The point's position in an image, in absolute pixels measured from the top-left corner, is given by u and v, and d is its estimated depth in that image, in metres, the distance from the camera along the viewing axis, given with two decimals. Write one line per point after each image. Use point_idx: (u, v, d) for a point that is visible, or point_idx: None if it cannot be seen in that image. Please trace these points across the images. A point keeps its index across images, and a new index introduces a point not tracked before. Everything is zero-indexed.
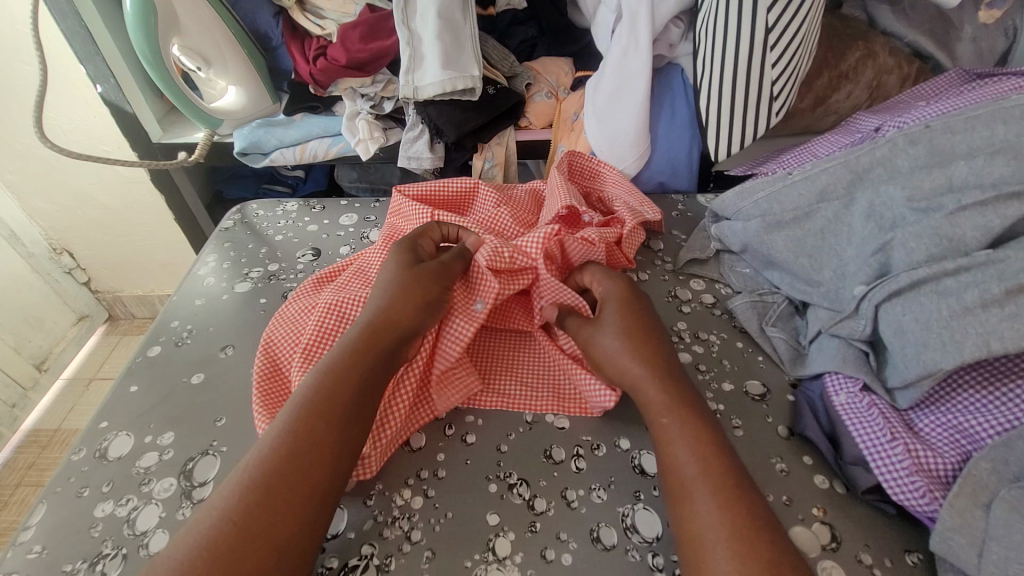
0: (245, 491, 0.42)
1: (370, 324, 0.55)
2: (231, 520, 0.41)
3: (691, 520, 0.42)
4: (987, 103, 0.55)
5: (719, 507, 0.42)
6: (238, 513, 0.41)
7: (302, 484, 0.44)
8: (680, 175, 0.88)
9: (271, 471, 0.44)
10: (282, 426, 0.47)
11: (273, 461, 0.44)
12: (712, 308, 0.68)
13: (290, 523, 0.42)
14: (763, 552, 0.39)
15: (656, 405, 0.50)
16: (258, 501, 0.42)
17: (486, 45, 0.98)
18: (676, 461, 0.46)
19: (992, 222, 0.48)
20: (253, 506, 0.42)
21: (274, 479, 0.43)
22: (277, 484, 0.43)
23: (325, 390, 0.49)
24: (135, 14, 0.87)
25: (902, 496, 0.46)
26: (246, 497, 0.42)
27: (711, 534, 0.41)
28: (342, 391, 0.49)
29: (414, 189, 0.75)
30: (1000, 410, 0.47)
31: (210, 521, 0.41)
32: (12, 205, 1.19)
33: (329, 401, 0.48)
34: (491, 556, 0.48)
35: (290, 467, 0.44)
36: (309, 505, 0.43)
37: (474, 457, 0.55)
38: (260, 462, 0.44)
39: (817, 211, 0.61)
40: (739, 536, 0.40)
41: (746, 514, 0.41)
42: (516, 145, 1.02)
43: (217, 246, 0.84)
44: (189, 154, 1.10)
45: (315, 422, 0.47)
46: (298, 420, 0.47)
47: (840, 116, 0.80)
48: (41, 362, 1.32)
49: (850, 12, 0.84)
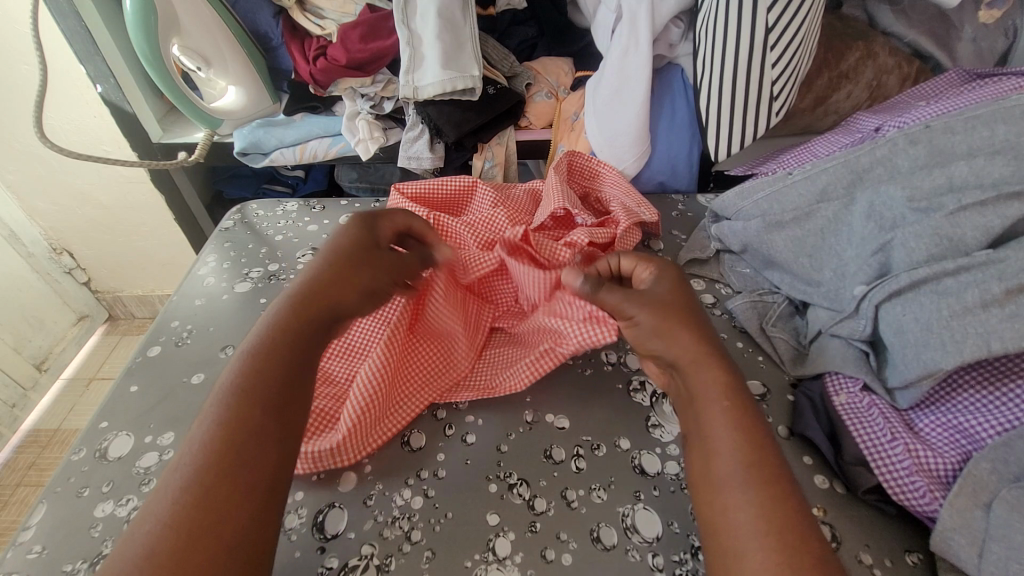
0: (184, 487, 0.40)
1: (302, 301, 0.52)
2: (168, 520, 0.38)
3: (728, 513, 0.41)
4: (987, 102, 0.55)
5: (758, 504, 0.40)
6: (175, 511, 0.39)
7: (243, 473, 0.41)
8: (680, 175, 0.88)
9: (210, 463, 0.41)
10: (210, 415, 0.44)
11: (207, 451, 0.42)
12: (712, 308, 0.68)
13: (237, 518, 0.39)
14: (808, 554, 0.38)
15: (707, 386, 0.47)
16: (193, 495, 0.39)
17: (486, 45, 0.98)
18: (717, 452, 0.44)
19: (992, 222, 0.48)
20: (193, 504, 0.39)
21: (211, 471, 0.41)
22: (214, 475, 0.40)
23: (263, 371, 0.46)
24: (136, 14, 0.87)
25: (903, 496, 0.47)
26: (186, 493, 0.40)
27: (749, 528, 0.40)
28: (275, 371, 0.47)
29: (412, 189, 0.75)
30: (1000, 410, 0.47)
31: (148, 524, 0.39)
32: (12, 205, 1.19)
33: (260, 382, 0.46)
34: (491, 556, 0.48)
35: (226, 454, 0.41)
36: (258, 497, 0.41)
37: (474, 457, 0.55)
38: (192, 457, 0.41)
39: (817, 211, 0.61)
40: (779, 534, 0.39)
41: (793, 518, 0.40)
42: (516, 145, 1.02)
43: (217, 246, 0.84)
44: (189, 154, 1.10)
45: (243, 403, 0.44)
46: (224, 403, 0.44)
47: (840, 116, 0.80)
48: (41, 361, 1.32)
49: (850, 12, 0.84)
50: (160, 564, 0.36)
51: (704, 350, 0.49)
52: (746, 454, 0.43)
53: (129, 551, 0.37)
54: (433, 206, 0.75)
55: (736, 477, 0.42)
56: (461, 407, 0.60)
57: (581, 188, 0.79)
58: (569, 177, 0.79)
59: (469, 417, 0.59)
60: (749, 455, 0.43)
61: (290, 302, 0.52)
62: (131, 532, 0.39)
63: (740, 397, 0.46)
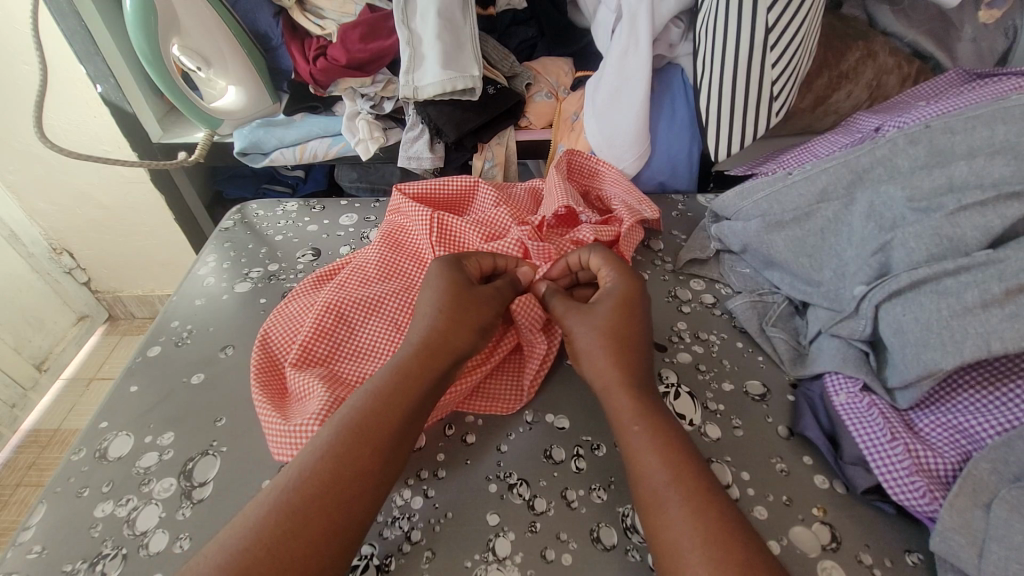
0: (284, 511, 0.42)
1: (426, 344, 0.53)
2: (263, 540, 0.41)
3: (663, 529, 0.42)
4: (988, 102, 0.55)
5: (688, 514, 0.41)
6: (271, 533, 0.41)
7: (341, 515, 0.43)
8: (680, 175, 0.87)
9: (307, 494, 0.43)
10: (324, 447, 0.46)
11: (314, 485, 0.43)
12: (712, 308, 0.68)
13: (326, 558, 0.41)
14: (735, 555, 0.39)
15: (626, 413, 0.49)
16: (290, 524, 0.41)
17: (486, 45, 0.97)
18: (643, 470, 0.45)
19: (993, 221, 0.48)
20: (287, 533, 0.41)
21: (312, 504, 0.42)
22: (317, 509, 0.42)
23: (378, 411, 0.48)
24: (136, 14, 0.87)
25: (902, 496, 0.46)
26: (282, 518, 0.42)
27: (686, 541, 0.40)
28: (389, 418, 0.48)
29: (414, 188, 0.74)
30: (1000, 410, 0.47)
31: (241, 536, 0.41)
32: (12, 205, 1.19)
33: (375, 426, 0.47)
34: (491, 556, 0.48)
35: (331, 491, 0.43)
36: (348, 539, 0.43)
37: (474, 457, 0.55)
38: (299, 484, 0.43)
39: (817, 212, 0.61)
40: (710, 542, 0.40)
41: (717, 519, 0.41)
42: (516, 145, 1.03)
43: (217, 246, 0.83)
44: (189, 154, 1.10)
45: (360, 445, 0.46)
46: (343, 437, 0.46)
47: (840, 116, 0.80)
48: (41, 361, 1.32)
49: (850, 12, 0.84)
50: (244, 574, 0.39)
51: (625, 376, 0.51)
52: (670, 467, 0.45)
53: (222, 561, 0.40)
54: (436, 206, 0.75)
55: (665, 493, 0.43)
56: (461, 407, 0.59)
57: (581, 187, 0.80)
58: (569, 175, 0.79)
59: (470, 417, 0.59)
60: (671, 470, 0.44)
61: (415, 346, 0.53)
62: (217, 541, 0.42)
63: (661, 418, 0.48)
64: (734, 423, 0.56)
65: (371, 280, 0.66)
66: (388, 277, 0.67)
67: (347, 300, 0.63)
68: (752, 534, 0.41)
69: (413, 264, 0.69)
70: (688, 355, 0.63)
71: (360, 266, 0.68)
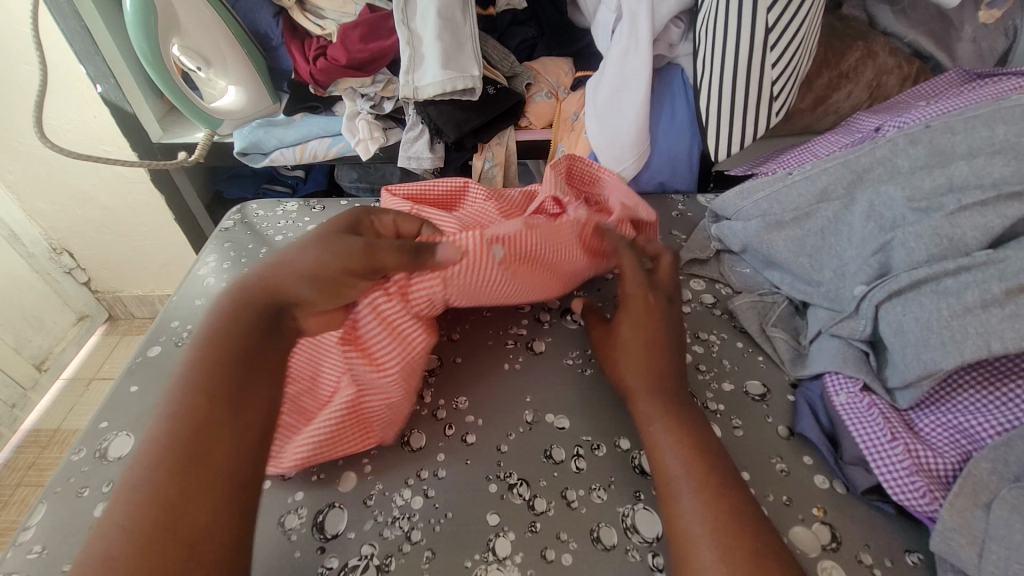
0: (160, 478, 0.40)
1: (233, 303, 0.50)
2: (150, 505, 0.38)
3: (676, 519, 0.43)
4: (988, 102, 0.55)
5: (702, 504, 0.42)
6: (153, 506, 0.38)
7: (209, 467, 0.41)
8: (680, 175, 0.87)
9: (164, 458, 0.40)
10: (176, 409, 0.43)
11: (176, 446, 0.41)
12: (712, 308, 0.68)
13: (213, 512, 0.40)
14: (744, 544, 0.40)
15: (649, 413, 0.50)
16: (174, 489, 0.39)
17: (486, 45, 0.98)
18: (663, 463, 0.46)
19: (992, 222, 0.48)
20: (164, 500, 0.39)
21: (171, 469, 0.40)
22: (186, 469, 0.40)
23: (214, 373, 0.45)
24: (136, 14, 0.87)
25: (902, 496, 0.46)
26: (162, 484, 0.39)
27: (697, 530, 0.41)
28: (219, 379, 0.45)
29: (404, 188, 0.74)
30: (1000, 410, 0.47)
31: (124, 515, 0.38)
32: (11, 205, 1.18)
33: (224, 390, 0.45)
34: (491, 556, 0.48)
35: (199, 448, 0.41)
36: (227, 488, 0.41)
37: (474, 457, 0.55)
38: (164, 453, 0.41)
39: (817, 211, 0.61)
40: (724, 530, 0.41)
41: (728, 509, 0.42)
42: (516, 145, 1.03)
43: (217, 245, 0.83)
44: (189, 154, 1.11)
45: (210, 399, 0.44)
46: (194, 403, 0.44)
47: (840, 116, 0.80)
48: (41, 361, 1.32)
49: (850, 12, 0.84)
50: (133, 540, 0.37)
51: (648, 380, 0.52)
52: (689, 463, 0.45)
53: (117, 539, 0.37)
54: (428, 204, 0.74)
55: (681, 482, 0.44)
56: (462, 407, 0.59)
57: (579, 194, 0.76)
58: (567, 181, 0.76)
59: (469, 417, 0.58)
60: (689, 462, 0.45)
61: (220, 310, 0.50)
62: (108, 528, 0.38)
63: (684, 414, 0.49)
64: (734, 423, 0.56)
65: None
66: None
67: None
68: (764, 528, 0.42)
69: None
70: (688, 355, 0.63)
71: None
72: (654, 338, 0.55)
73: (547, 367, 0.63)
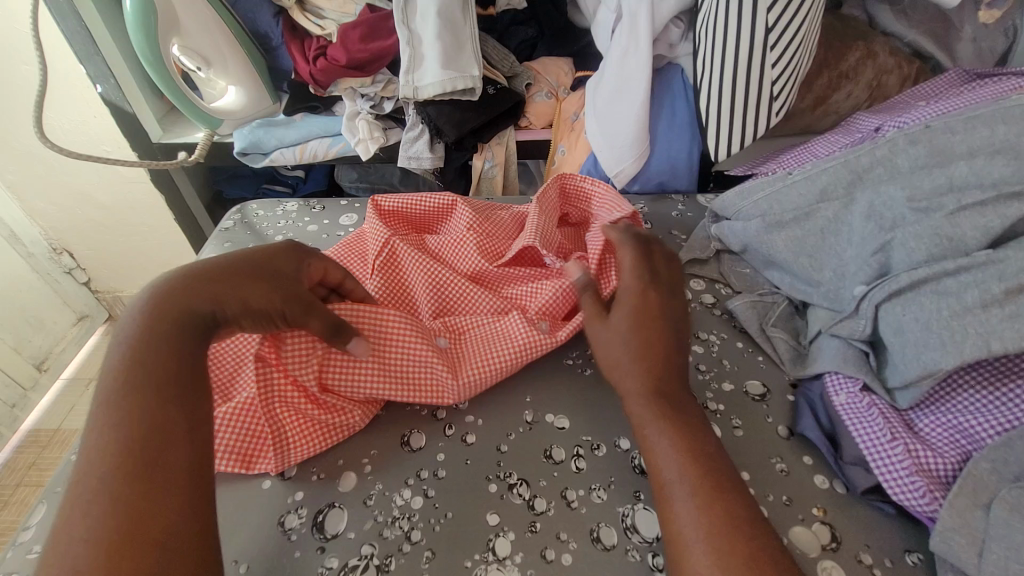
0: (99, 491, 0.37)
1: (160, 310, 0.46)
2: (98, 525, 0.35)
3: (672, 519, 0.43)
4: (988, 102, 0.55)
5: (698, 506, 0.42)
6: (105, 518, 0.36)
7: (152, 465, 0.38)
8: (680, 175, 0.87)
9: (117, 463, 0.38)
10: (104, 415, 0.40)
11: (110, 456, 0.38)
12: (712, 308, 0.68)
13: (172, 502, 0.38)
14: (739, 548, 0.39)
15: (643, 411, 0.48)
16: (115, 500, 0.36)
17: (487, 45, 0.98)
18: (657, 462, 0.45)
19: (992, 222, 0.48)
20: (129, 499, 0.37)
21: (123, 474, 0.38)
22: (125, 475, 0.38)
23: (143, 377, 0.42)
24: (135, 14, 0.87)
25: (902, 496, 0.46)
26: (102, 501, 0.36)
27: (690, 533, 0.41)
28: (148, 376, 0.42)
29: (390, 202, 0.72)
30: (1000, 410, 0.47)
31: (75, 540, 0.35)
32: (12, 205, 1.18)
33: (150, 386, 0.42)
34: (491, 556, 0.48)
35: (134, 449, 0.39)
36: (175, 481, 0.39)
37: (474, 457, 0.55)
38: (97, 468, 0.38)
39: (817, 211, 0.61)
40: (720, 532, 0.40)
41: (723, 515, 0.41)
42: (516, 145, 1.03)
43: (217, 245, 0.83)
44: (189, 154, 1.11)
45: (133, 394, 0.41)
46: (121, 409, 0.40)
47: (840, 116, 0.80)
48: (41, 361, 1.32)
49: (850, 12, 0.84)
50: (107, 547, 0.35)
51: (645, 376, 0.49)
52: (684, 460, 0.44)
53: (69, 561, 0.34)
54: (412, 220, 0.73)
55: (675, 484, 0.43)
56: (462, 407, 0.59)
57: (576, 216, 0.74)
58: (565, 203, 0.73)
59: (469, 417, 0.58)
60: (683, 460, 0.44)
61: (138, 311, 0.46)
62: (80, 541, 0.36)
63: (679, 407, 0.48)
64: (734, 423, 0.56)
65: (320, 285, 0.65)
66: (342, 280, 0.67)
67: None
68: (764, 534, 0.41)
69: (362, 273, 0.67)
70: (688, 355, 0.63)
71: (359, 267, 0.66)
72: (646, 335, 0.51)
73: (547, 367, 0.63)
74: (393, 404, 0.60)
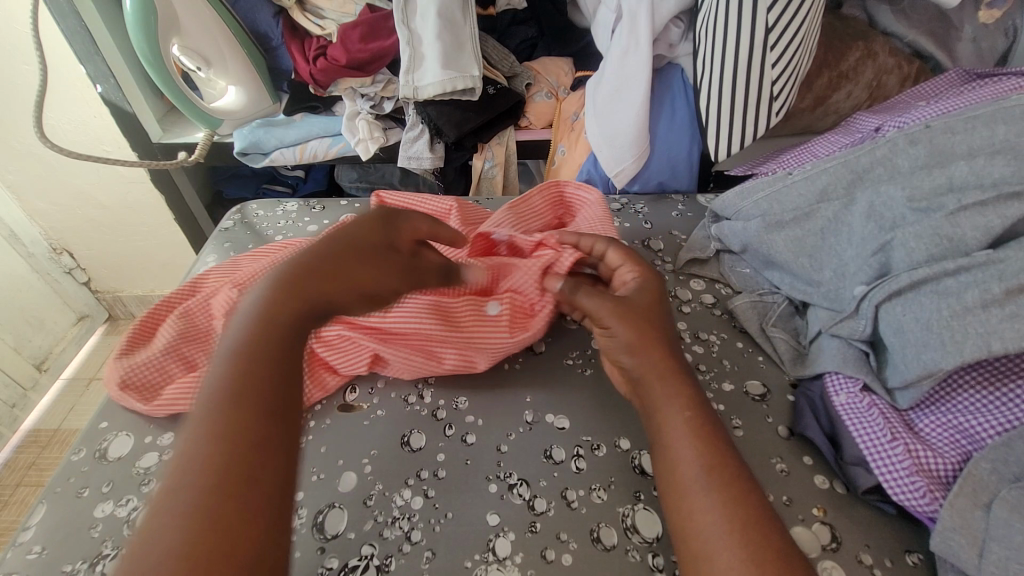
0: (197, 488, 0.37)
1: (276, 286, 0.49)
2: (194, 525, 0.35)
3: (689, 516, 0.42)
4: (988, 102, 0.55)
5: (722, 503, 0.41)
6: (202, 517, 0.35)
7: (253, 469, 0.39)
8: (680, 175, 0.87)
9: (222, 448, 0.39)
10: (213, 407, 0.41)
11: (220, 451, 0.39)
12: (712, 308, 0.68)
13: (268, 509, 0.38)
14: (770, 543, 0.39)
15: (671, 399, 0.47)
16: (217, 497, 0.36)
17: (486, 45, 0.98)
18: (676, 456, 0.44)
19: (992, 222, 0.48)
20: (221, 495, 0.37)
21: (221, 463, 0.38)
22: (236, 475, 0.38)
23: (247, 363, 0.44)
24: (136, 14, 0.87)
25: (902, 496, 0.46)
26: (199, 498, 0.36)
27: (716, 528, 0.40)
28: (269, 366, 0.44)
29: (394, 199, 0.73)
30: (1000, 411, 0.47)
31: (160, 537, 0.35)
32: (11, 205, 1.18)
33: (254, 370, 0.43)
34: (491, 556, 0.48)
35: (240, 447, 0.39)
36: (273, 490, 0.39)
37: (474, 457, 0.55)
38: (202, 463, 0.38)
39: (817, 211, 0.61)
40: (744, 529, 0.40)
41: (751, 509, 0.41)
42: (516, 145, 1.03)
43: (217, 245, 0.83)
44: (189, 153, 1.11)
45: (246, 393, 0.42)
46: (227, 398, 0.41)
47: (840, 116, 0.80)
48: (41, 362, 1.32)
49: (850, 12, 0.84)
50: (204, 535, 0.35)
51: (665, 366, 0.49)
52: (703, 455, 0.44)
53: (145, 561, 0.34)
54: None
55: (695, 479, 0.43)
56: (462, 407, 0.59)
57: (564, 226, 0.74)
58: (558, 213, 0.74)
59: (469, 417, 0.58)
60: (703, 454, 0.44)
61: (261, 302, 0.48)
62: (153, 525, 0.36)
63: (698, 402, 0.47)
64: (734, 423, 0.56)
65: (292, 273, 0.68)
66: None
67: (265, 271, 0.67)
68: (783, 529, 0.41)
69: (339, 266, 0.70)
70: (688, 355, 0.63)
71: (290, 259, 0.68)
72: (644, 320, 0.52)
73: (547, 368, 0.63)
74: (393, 404, 0.60)
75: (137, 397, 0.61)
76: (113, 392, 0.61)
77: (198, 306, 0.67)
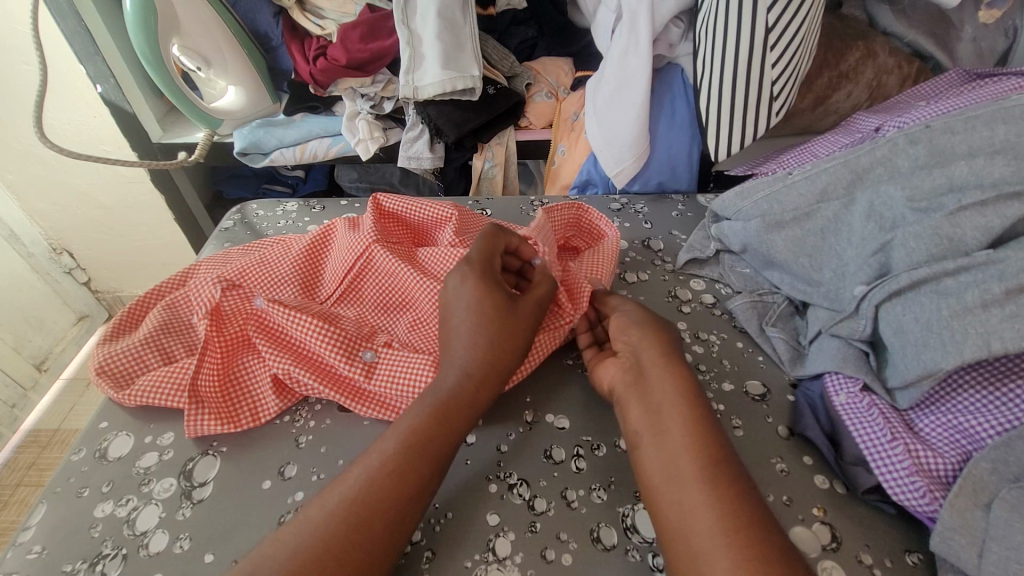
0: (344, 513, 0.43)
1: (474, 372, 0.52)
2: (330, 549, 0.41)
3: (682, 516, 0.41)
4: (988, 102, 0.55)
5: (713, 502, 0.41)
6: (340, 544, 0.41)
7: (404, 527, 0.44)
8: (679, 175, 0.87)
9: (371, 497, 0.44)
10: (390, 443, 0.47)
11: (377, 488, 0.44)
12: (712, 308, 0.68)
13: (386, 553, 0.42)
14: (764, 542, 0.38)
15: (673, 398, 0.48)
16: (356, 527, 0.42)
17: (486, 44, 0.98)
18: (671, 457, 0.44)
19: (992, 222, 0.48)
20: (351, 535, 0.42)
21: (371, 512, 0.43)
22: (380, 518, 0.43)
23: (426, 428, 0.48)
24: (135, 14, 0.87)
25: (902, 496, 0.46)
26: (342, 519, 0.42)
27: (711, 530, 0.39)
28: (445, 434, 0.48)
29: (391, 205, 0.70)
30: (1000, 410, 0.47)
31: (303, 533, 0.42)
32: (11, 205, 1.18)
33: (427, 433, 0.47)
34: (491, 556, 0.48)
35: (389, 502, 0.44)
36: (400, 539, 0.44)
37: (474, 457, 0.55)
38: (360, 493, 0.44)
39: (817, 211, 0.62)
40: (738, 532, 0.39)
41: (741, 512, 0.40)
42: (516, 145, 1.03)
43: (217, 245, 0.83)
44: (189, 153, 1.11)
45: (417, 454, 0.46)
46: (396, 452, 0.46)
47: (840, 116, 0.80)
48: (41, 361, 1.32)
49: (850, 12, 0.85)
50: (336, 553, 0.41)
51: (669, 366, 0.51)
52: (699, 454, 0.44)
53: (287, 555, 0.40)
54: (402, 232, 0.72)
55: (691, 479, 0.42)
56: None
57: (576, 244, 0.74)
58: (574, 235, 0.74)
59: None
60: (702, 459, 0.43)
61: (468, 374, 0.52)
62: (284, 534, 0.42)
63: (699, 404, 0.48)
64: (734, 423, 0.56)
65: (273, 279, 0.67)
66: (299, 271, 0.68)
67: (251, 272, 0.67)
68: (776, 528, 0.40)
69: (321, 276, 0.69)
70: (688, 355, 0.63)
71: (275, 260, 0.69)
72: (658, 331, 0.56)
73: (547, 367, 0.63)
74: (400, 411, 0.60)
75: (110, 383, 0.62)
76: (92, 375, 0.62)
77: (181, 297, 0.68)
